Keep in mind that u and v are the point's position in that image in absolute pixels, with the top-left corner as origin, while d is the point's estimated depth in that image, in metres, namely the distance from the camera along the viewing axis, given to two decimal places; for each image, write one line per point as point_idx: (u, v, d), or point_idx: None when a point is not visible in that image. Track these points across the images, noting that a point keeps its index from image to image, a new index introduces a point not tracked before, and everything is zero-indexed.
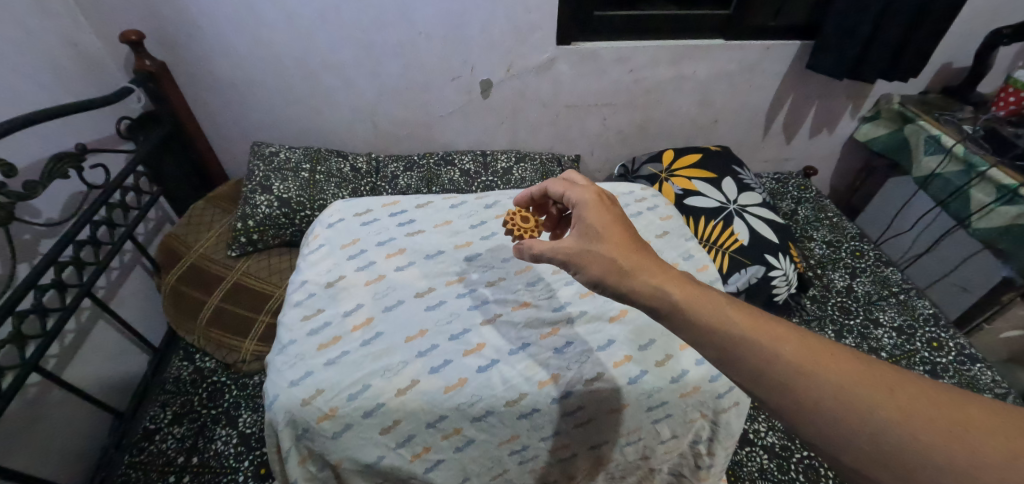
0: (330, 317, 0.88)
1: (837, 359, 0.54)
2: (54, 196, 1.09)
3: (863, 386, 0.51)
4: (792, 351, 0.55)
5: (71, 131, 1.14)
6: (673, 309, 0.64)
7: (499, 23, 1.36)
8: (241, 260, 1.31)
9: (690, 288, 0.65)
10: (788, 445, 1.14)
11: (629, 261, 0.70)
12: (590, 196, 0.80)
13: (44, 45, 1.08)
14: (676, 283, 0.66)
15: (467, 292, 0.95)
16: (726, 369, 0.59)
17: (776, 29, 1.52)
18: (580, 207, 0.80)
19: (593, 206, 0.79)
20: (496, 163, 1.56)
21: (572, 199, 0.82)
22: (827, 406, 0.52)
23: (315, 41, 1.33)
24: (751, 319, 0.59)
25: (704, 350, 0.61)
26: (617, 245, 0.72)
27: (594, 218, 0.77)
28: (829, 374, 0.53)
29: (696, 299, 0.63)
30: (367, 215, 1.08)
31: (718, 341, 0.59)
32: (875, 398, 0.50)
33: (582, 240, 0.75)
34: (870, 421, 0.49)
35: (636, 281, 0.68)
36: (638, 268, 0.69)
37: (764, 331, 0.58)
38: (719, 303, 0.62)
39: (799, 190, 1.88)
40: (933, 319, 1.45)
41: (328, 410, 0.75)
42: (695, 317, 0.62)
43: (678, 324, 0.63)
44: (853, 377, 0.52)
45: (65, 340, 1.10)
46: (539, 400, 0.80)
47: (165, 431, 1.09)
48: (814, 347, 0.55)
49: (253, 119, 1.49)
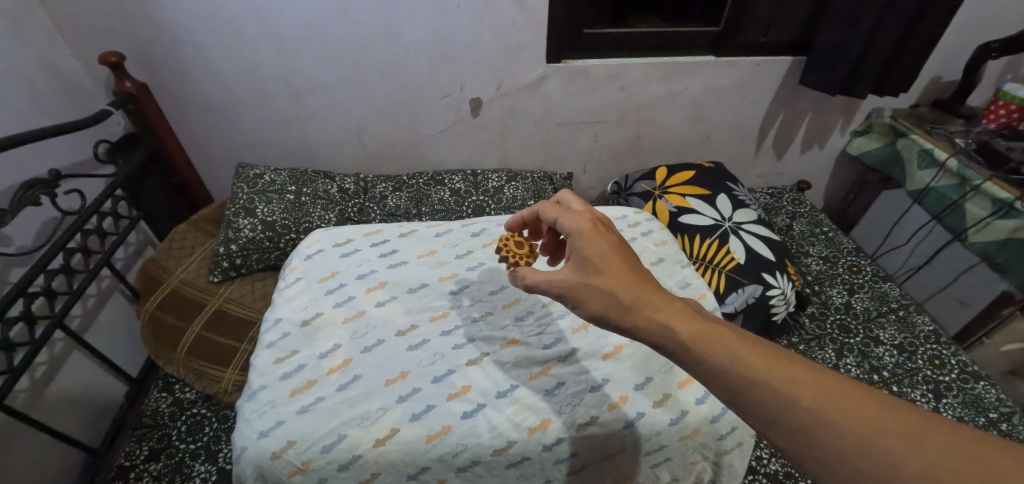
0: (305, 359, 0.84)
1: (859, 403, 0.50)
2: (25, 223, 1.05)
3: (890, 436, 0.47)
4: (810, 394, 0.51)
5: (45, 156, 1.10)
6: (679, 347, 0.60)
7: (488, 41, 1.35)
8: (223, 285, 1.25)
9: (697, 323, 0.61)
10: (792, 472, 1.09)
11: (630, 293, 0.66)
12: (585, 225, 0.75)
13: (19, 67, 1.05)
14: (681, 318, 0.62)
15: (452, 329, 0.91)
16: (738, 412, 0.55)
17: (768, 45, 1.51)
18: (573, 236, 0.75)
19: (588, 235, 0.74)
20: (488, 182, 1.53)
21: (566, 227, 0.77)
22: (851, 458, 0.47)
23: (300, 61, 1.30)
24: (764, 357, 0.55)
25: (713, 389, 0.57)
26: (618, 277, 0.68)
27: (589, 248, 0.72)
28: (852, 421, 0.48)
29: (704, 335, 0.60)
30: (347, 245, 1.05)
31: (727, 380, 0.55)
32: (904, 449, 0.46)
33: (578, 273, 0.71)
34: (899, 475, 0.45)
35: (635, 316, 0.65)
36: (635, 308, 0.65)
37: (778, 371, 0.54)
38: (730, 342, 0.58)
39: (794, 205, 1.86)
40: (934, 337, 1.42)
41: (301, 464, 0.72)
42: (704, 356, 0.58)
43: (685, 362, 0.60)
44: (880, 425, 0.48)
45: (36, 374, 1.04)
46: (528, 448, 0.76)
47: (141, 468, 1.03)
48: (833, 389, 0.51)
49: (238, 141, 1.46)
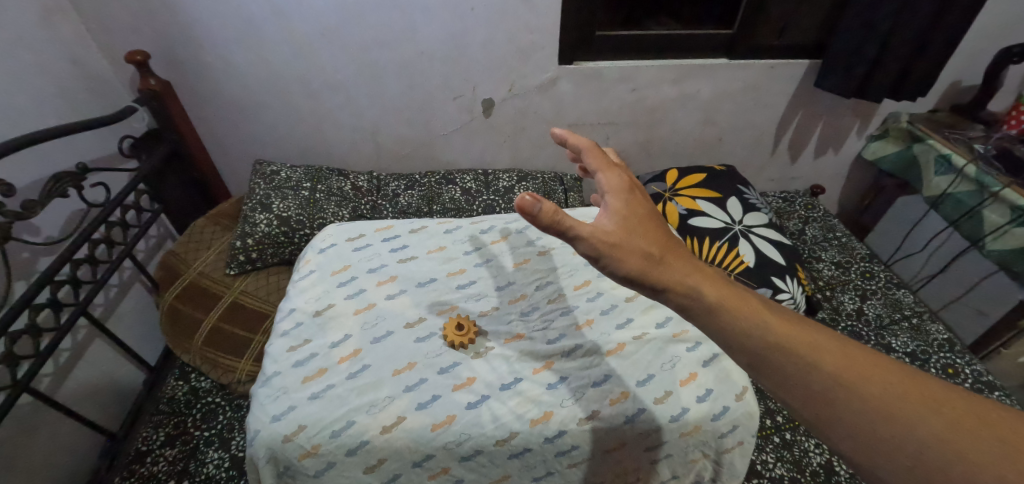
0: (317, 348, 0.86)
1: (881, 370, 0.51)
2: (53, 215, 1.09)
3: (910, 401, 0.48)
4: (833, 360, 0.52)
5: (73, 150, 1.14)
6: (706, 311, 0.59)
7: (501, 42, 1.36)
8: (239, 278, 1.28)
9: (724, 288, 0.60)
10: (797, 477, 1.09)
11: (666, 258, 0.64)
12: (625, 185, 0.70)
13: (50, 64, 1.09)
14: (710, 283, 0.61)
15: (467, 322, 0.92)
16: (756, 377, 0.55)
17: (782, 48, 1.50)
18: (603, 194, 0.69)
19: (627, 196, 0.69)
20: (498, 181, 1.54)
21: (607, 182, 0.70)
22: (869, 421, 0.48)
23: (318, 61, 1.33)
24: (790, 324, 0.55)
25: (734, 355, 0.57)
26: (655, 242, 0.65)
27: (629, 208, 0.67)
28: (874, 386, 0.49)
29: (731, 299, 0.59)
30: (359, 240, 1.07)
31: (752, 347, 0.55)
32: (925, 416, 0.47)
33: (619, 228, 0.65)
34: (916, 439, 0.46)
35: (666, 278, 0.62)
36: (665, 269, 0.62)
37: (802, 337, 0.54)
38: (757, 308, 0.57)
39: (807, 209, 1.85)
40: (948, 345, 1.40)
41: (311, 448, 0.74)
42: (729, 320, 0.57)
43: (708, 326, 0.59)
44: (900, 392, 0.49)
45: (59, 359, 1.09)
46: (530, 440, 0.78)
47: (157, 453, 1.07)
48: (856, 356, 0.52)
49: (256, 138, 1.50)
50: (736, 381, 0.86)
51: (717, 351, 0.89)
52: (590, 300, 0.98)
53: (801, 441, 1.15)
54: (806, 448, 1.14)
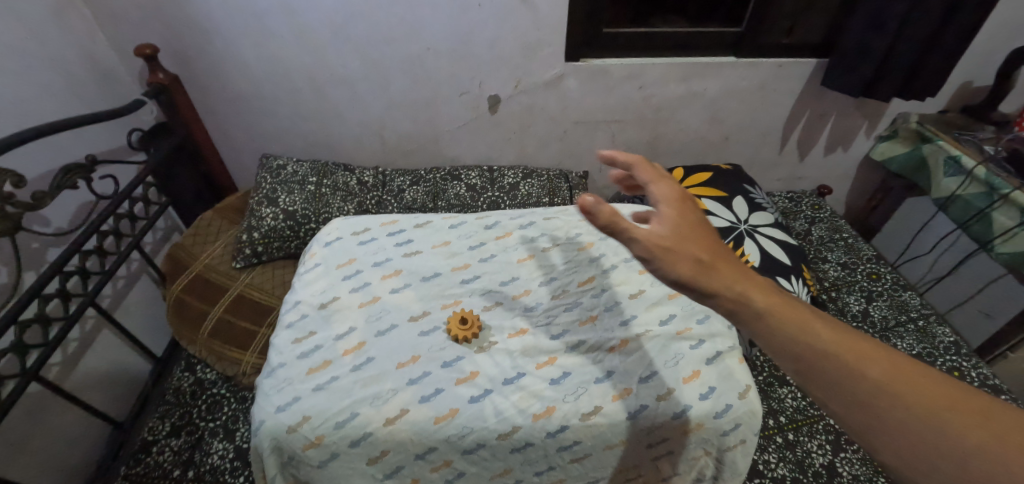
0: (321, 340, 0.87)
1: (950, 394, 0.46)
2: (63, 206, 1.10)
3: (983, 430, 0.43)
4: (895, 377, 0.47)
5: (83, 142, 1.15)
6: (754, 317, 0.55)
7: (507, 39, 1.36)
8: (245, 271, 1.29)
9: (776, 295, 0.56)
10: (799, 477, 1.09)
11: (716, 263, 0.59)
12: (678, 193, 0.65)
13: (61, 57, 1.10)
14: (760, 289, 0.56)
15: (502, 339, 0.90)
16: (808, 392, 0.50)
17: (790, 47, 1.49)
18: (655, 203, 0.64)
19: (680, 204, 0.64)
20: (503, 178, 1.54)
21: (662, 193, 0.65)
22: (933, 449, 0.43)
23: (325, 56, 1.34)
24: (841, 332, 0.51)
25: (783, 367, 0.52)
26: (705, 247, 0.61)
27: (682, 216, 0.63)
28: (940, 409, 0.45)
29: (776, 305, 0.54)
30: (365, 234, 1.08)
31: (804, 357, 0.50)
32: (1001, 447, 0.42)
33: (670, 233, 0.61)
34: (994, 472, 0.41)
35: (711, 283, 0.58)
36: (711, 274, 0.58)
37: (861, 351, 0.49)
38: (811, 318, 0.53)
39: (814, 210, 1.84)
40: (954, 348, 1.39)
41: (314, 439, 0.75)
42: (781, 329, 0.53)
43: (756, 334, 0.54)
44: (971, 417, 0.44)
45: (68, 349, 1.10)
46: (533, 434, 0.78)
47: (163, 443, 1.08)
48: (920, 376, 0.47)
49: (263, 132, 1.50)
50: (739, 379, 0.86)
51: (721, 349, 0.89)
52: (594, 297, 0.98)
53: (804, 442, 1.15)
54: (809, 449, 1.14)
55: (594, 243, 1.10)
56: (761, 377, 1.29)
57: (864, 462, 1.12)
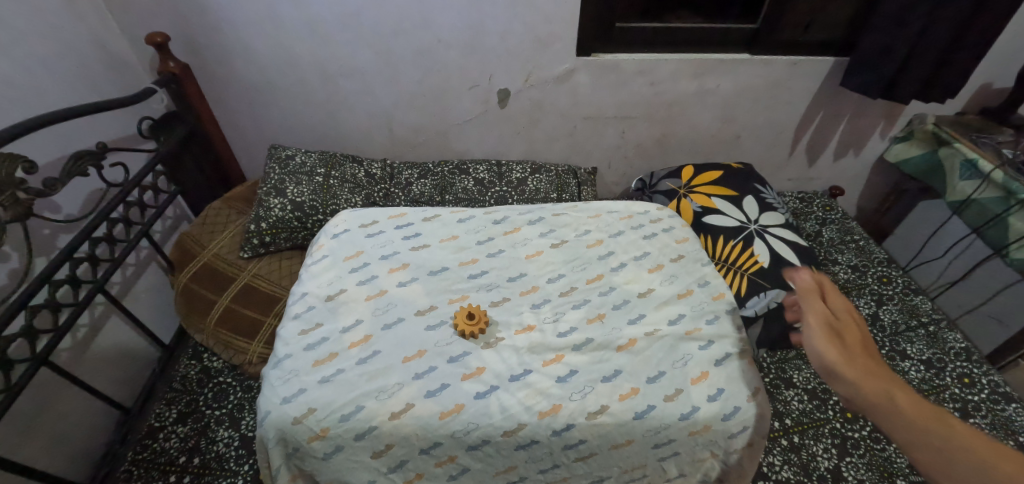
0: (328, 332, 0.87)
1: None
2: (73, 193, 1.11)
3: None
4: None
5: (93, 130, 1.15)
6: (898, 416, 0.61)
7: (519, 33, 1.35)
8: (252, 261, 1.30)
9: (922, 402, 0.61)
10: (804, 480, 1.08)
11: (865, 363, 0.68)
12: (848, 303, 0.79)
13: (73, 45, 1.11)
14: (905, 392, 0.63)
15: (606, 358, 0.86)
16: None
17: (806, 44, 1.47)
18: (830, 305, 0.80)
19: (846, 309, 0.78)
20: (511, 173, 1.53)
21: (836, 300, 0.80)
22: None
23: (336, 47, 1.33)
24: (991, 444, 0.55)
25: (926, 471, 0.57)
26: (858, 348, 0.71)
27: (847, 319, 0.76)
28: None
29: (922, 411, 0.60)
30: (372, 227, 1.08)
31: (944, 459, 0.55)
32: None
33: (832, 327, 0.75)
34: None
35: (857, 375, 0.67)
36: (859, 368, 0.68)
37: (1005, 463, 0.53)
38: (954, 428, 0.57)
39: (825, 211, 1.81)
40: (965, 354, 1.36)
41: (320, 431, 0.75)
42: (922, 431, 0.58)
43: (897, 433, 0.60)
44: None
45: (77, 334, 1.11)
46: (538, 432, 0.78)
47: (169, 429, 1.09)
48: None
49: (272, 123, 1.50)
50: (748, 381, 0.85)
51: (731, 351, 0.89)
52: (602, 295, 0.97)
53: (809, 445, 1.14)
54: (814, 452, 1.13)
55: (603, 241, 1.10)
56: (767, 378, 1.28)
57: (870, 467, 1.11)
